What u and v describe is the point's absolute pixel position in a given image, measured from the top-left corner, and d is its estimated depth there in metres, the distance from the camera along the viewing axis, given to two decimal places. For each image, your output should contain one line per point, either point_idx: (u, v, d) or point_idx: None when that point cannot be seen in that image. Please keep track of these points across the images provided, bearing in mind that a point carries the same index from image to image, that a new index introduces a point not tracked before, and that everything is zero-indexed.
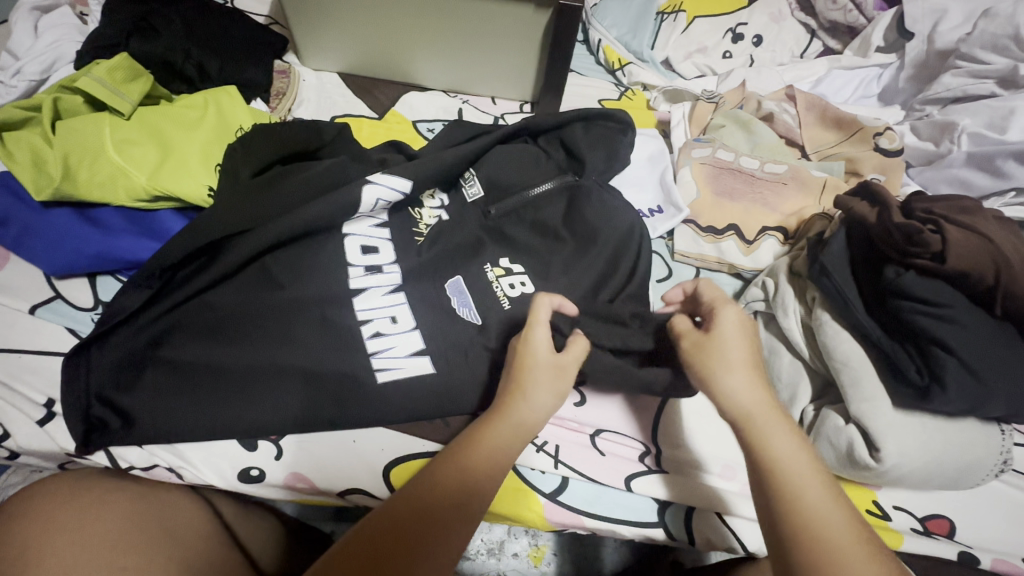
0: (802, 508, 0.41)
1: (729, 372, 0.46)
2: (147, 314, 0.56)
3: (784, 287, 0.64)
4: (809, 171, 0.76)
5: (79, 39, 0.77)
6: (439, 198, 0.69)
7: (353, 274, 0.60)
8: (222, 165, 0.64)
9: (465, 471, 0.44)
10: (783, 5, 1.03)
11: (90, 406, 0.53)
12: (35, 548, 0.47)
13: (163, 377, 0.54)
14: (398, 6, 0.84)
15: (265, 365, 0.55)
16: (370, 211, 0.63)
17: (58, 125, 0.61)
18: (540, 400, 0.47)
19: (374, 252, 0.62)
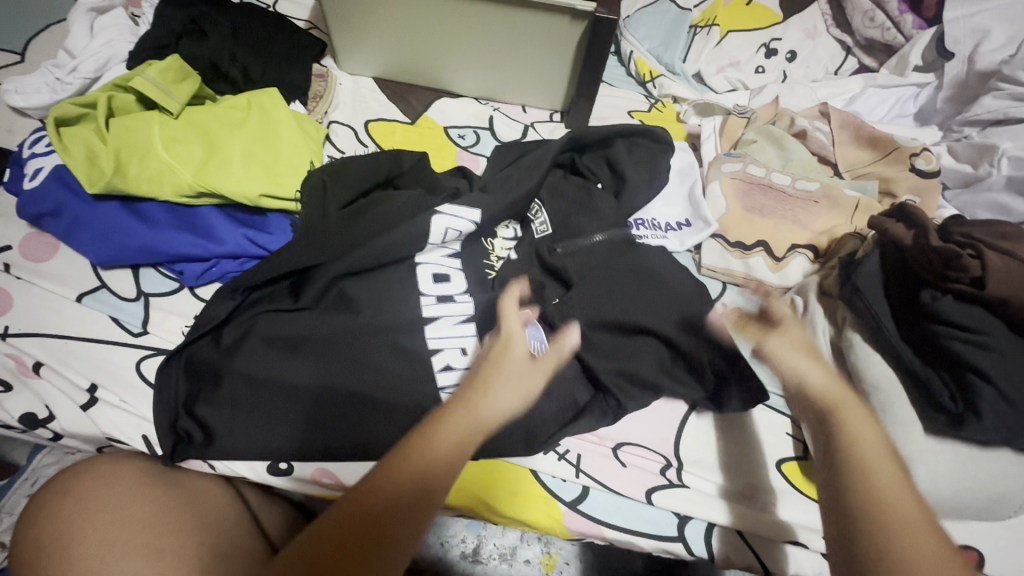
0: (872, 483, 0.43)
1: (804, 360, 0.51)
2: (226, 328, 0.59)
3: (813, 305, 0.64)
4: (841, 190, 0.76)
5: (131, 41, 0.80)
6: (513, 229, 0.73)
7: (425, 303, 0.62)
8: (302, 193, 0.67)
9: (389, 483, 0.42)
10: (818, 21, 1.03)
11: (178, 418, 0.55)
12: (79, 527, 0.48)
13: (241, 392, 0.56)
14: (436, 14, 0.86)
15: (336, 389, 0.57)
16: (439, 240, 0.66)
17: (112, 122, 0.64)
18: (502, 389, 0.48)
19: (445, 281, 0.65)
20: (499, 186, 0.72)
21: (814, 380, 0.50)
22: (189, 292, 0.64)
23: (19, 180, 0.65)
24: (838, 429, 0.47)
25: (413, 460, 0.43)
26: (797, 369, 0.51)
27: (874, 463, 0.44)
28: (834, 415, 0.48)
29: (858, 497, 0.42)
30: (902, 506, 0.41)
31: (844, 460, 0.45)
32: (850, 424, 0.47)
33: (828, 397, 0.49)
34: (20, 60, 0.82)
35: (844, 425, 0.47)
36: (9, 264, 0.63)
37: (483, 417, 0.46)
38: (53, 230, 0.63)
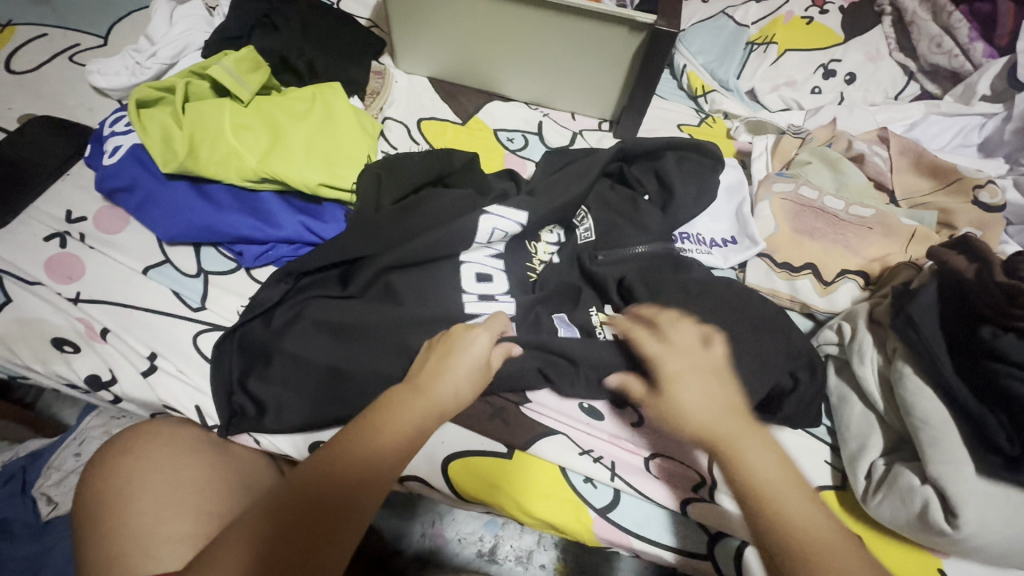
0: (786, 523, 0.43)
1: (682, 385, 0.50)
2: (279, 309, 0.62)
3: (863, 333, 0.63)
4: (897, 218, 0.74)
5: (206, 30, 0.84)
6: (556, 234, 0.74)
7: (467, 299, 0.64)
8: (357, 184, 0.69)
9: (370, 458, 0.45)
10: (881, 44, 1.01)
11: (232, 393, 0.58)
12: (138, 483, 0.51)
13: (290, 371, 0.58)
14: (496, 17, 0.88)
15: (380, 376, 0.58)
16: (485, 239, 0.67)
17: (187, 107, 0.67)
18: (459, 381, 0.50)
19: (488, 280, 0.66)
20: (548, 188, 0.73)
21: (694, 407, 0.49)
22: (245, 273, 0.67)
23: (99, 156, 0.69)
24: (729, 461, 0.46)
25: (389, 436, 0.47)
26: (676, 398, 0.50)
27: (786, 502, 0.44)
28: (718, 449, 0.47)
29: (767, 526, 0.43)
30: (828, 553, 0.42)
31: (746, 494, 0.44)
32: (746, 461, 0.45)
33: (704, 425, 0.48)
34: (103, 43, 0.87)
35: (732, 456, 0.46)
36: (84, 234, 0.67)
37: (442, 403, 0.49)
38: (125, 204, 0.67)
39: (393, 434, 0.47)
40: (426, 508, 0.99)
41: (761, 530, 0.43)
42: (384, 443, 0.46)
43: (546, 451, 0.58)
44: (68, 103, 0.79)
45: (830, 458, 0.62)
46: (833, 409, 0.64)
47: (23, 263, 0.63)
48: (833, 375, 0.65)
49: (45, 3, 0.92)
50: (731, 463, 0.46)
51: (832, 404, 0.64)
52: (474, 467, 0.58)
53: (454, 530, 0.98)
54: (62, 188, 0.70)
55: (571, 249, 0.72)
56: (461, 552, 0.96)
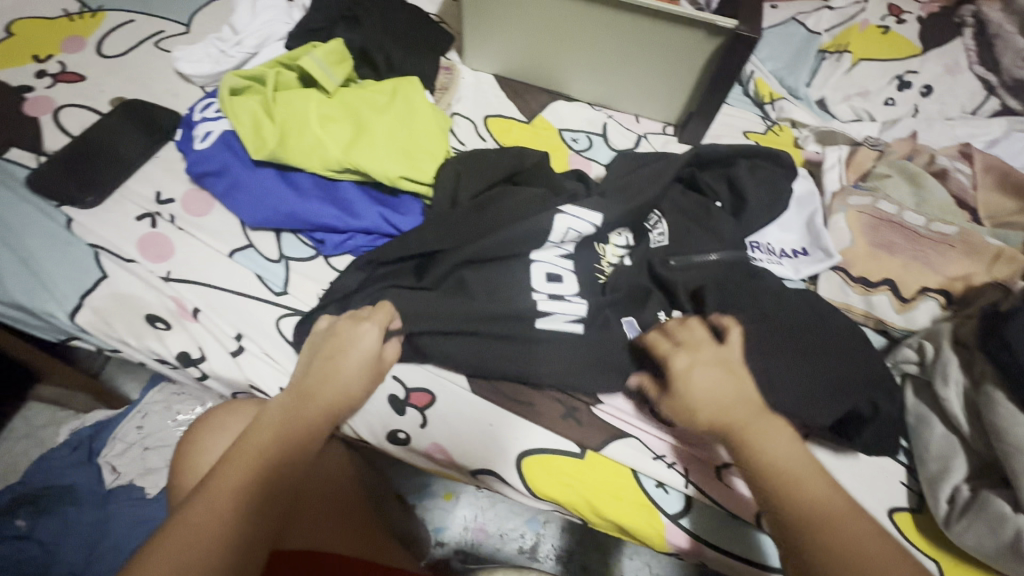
0: (810, 502, 0.44)
1: (700, 371, 0.51)
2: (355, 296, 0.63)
3: (948, 354, 0.61)
4: (982, 237, 0.72)
5: (287, 21, 0.86)
6: (624, 237, 0.73)
7: (538, 298, 0.62)
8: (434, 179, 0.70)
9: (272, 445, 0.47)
10: (961, 57, 0.98)
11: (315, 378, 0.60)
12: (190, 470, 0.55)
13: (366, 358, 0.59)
14: (569, 17, 0.87)
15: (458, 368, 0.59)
16: (560, 239, 0.66)
17: (276, 96, 0.69)
18: (346, 374, 0.53)
19: (558, 281, 0.65)
20: (621, 189, 0.72)
21: (705, 395, 0.50)
22: (324, 260, 0.68)
23: (189, 141, 0.72)
24: (748, 451, 0.48)
25: (288, 428, 0.49)
26: (689, 382, 0.51)
27: (801, 477, 0.46)
28: (739, 437, 0.49)
29: (791, 512, 0.44)
30: (841, 520, 0.44)
31: (769, 478, 0.46)
32: (763, 447, 0.47)
33: (716, 418, 0.50)
34: (186, 30, 0.90)
35: (748, 445, 0.48)
36: (173, 216, 0.69)
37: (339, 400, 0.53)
38: (213, 188, 0.69)
39: (295, 426, 0.49)
40: (469, 501, 1.00)
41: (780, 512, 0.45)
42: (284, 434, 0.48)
43: (620, 454, 0.58)
44: (155, 88, 0.82)
45: (905, 478, 0.61)
46: (910, 430, 0.62)
47: (118, 241, 0.66)
48: (911, 395, 0.63)
49: None
50: (750, 450, 0.47)
51: (909, 425, 0.63)
52: (549, 464, 0.58)
53: (495, 526, 0.98)
54: (152, 170, 0.72)
55: (642, 251, 0.71)
56: (501, 548, 0.97)
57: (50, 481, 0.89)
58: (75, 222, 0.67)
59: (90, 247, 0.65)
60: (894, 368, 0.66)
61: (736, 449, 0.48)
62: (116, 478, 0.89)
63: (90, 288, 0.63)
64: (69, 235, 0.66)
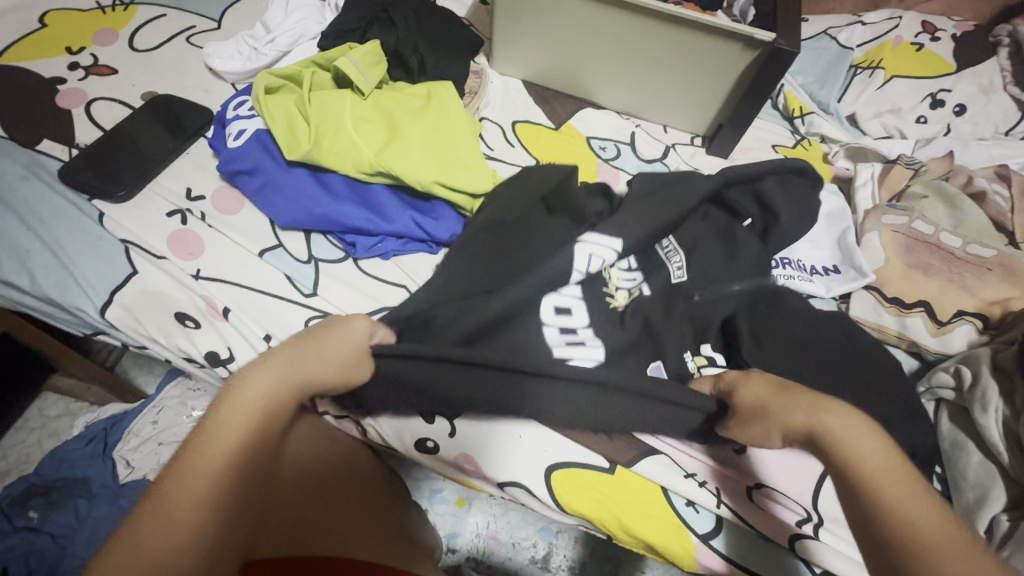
0: (897, 508, 0.38)
1: (745, 385, 0.49)
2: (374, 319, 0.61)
3: (987, 380, 0.60)
4: (1021, 261, 0.70)
5: (320, 21, 0.86)
6: (627, 260, 0.70)
7: (553, 339, 0.63)
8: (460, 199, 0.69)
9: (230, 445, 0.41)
10: (996, 77, 0.97)
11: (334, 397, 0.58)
12: None
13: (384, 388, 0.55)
14: (603, 23, 0.86)
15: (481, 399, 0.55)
16: (583, 267, 0.65)
17: (311, 96, 0.69)
18: (318, 365, 0.47)
19: (567, 313, 0.65)
20: (639, 210, 0.69)
21: (763, 402, 0.47)
22: (355, 263, 0.68)
23: (222, 138, 0.71)
24: (828, 451, 0.41)
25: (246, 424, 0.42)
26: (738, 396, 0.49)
27: (890, 480, 0.39)
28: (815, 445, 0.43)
29: (880, 516, 0.38)
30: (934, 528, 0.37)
31: (856, 482, 0.40)
32: (853, 448, 0.41)
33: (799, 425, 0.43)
34: (217, 26, 0.90)
35: (832, 446, 0.41)
36: (204, 213, 0.68)
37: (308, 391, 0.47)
38: (245, 186, 0.68)
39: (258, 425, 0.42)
40: (481, 508, 0.99)
41: (870, 522, 0.38)
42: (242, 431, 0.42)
43: (651, 470, 0.57)
44: (186, 83, 0.82)
45: None
46: (944, 455, 0.62)
47: (149, 237, 0.65)
48: (946, 420, 0.63)
49: None
50: (835, 451, 0.41)
51: (943, 449, 0.62)
52: (578, 479, 0.57)
53: (508, 534, 0.97)
54: (183, 166, 0.72)
55: (658, 283, 0.69)
56: (513, 557, 0.96)
57: (63, 474, 0.88)
58: (106, 215, 0.66)
59: (120, 242, 0.64)
60: (928, 393, 0.65)
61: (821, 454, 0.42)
62: (129, 473, 0.88)
63: (120, 284, 0.62)
64: (99, 229, 0.65)
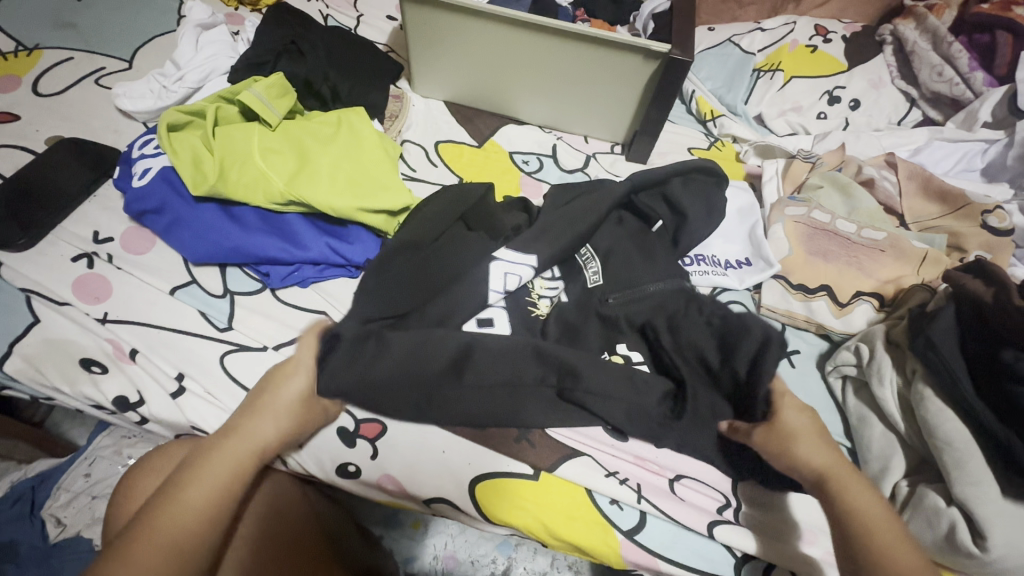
0: (877, 548, 0.46)
1: (797, 437, 0.51)
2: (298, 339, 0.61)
3: (881, 355, 0.63)
4: (909, 241, 0.75)
5: (231, 56, 0.86)
6: (553, 271, 0.72)
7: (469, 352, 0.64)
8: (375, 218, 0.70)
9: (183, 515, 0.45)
10: (883, 73, 1.04)
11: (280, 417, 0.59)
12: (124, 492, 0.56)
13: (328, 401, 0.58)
14: (510, 43, 0.89)
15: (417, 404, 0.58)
16: (500, 287, 0.66)
17: (216, 131, 0.69)
18: (271, 419, 0.52)
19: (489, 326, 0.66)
20: (551, 225, 0.71)
21: (812, 459, 0.50)
22: (271, 293, 0.67)
23: (128, 179, 0.71)
24: (841, 499, 0.48)
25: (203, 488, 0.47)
26: (790, 446, 0.50)
27: (879, 520, 0.47)
28: (831, 486, 0.49)
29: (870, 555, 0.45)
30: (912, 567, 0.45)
31: (854, 528, 0.47)
32: (860, 498, 0.48)
33: (822, 472, 0.49)
34: (128, 67, 0.89)
35: (844, 489, 0.48)
36: (111, 255, 0.67)
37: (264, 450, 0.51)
38: (154, 225, 0.68)
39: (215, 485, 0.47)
40: (438, 529, 0.97)
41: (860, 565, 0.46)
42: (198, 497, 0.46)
43: (572, 473, 0.59)
44: (94, 125, 0.81)
45: None
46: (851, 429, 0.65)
47: (51, 283, 0.64)
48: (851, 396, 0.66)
49: (70, 26, 0.93)
50: (841, 497, 0.48)
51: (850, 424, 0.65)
52: (502, 488, 0.58)
53: (466, 553, 0.96)
54: (89, 209, 0.71)
55: (577, 290, 0.70)
56: None
57: None
58: (6, 266, 0.65)
59: (20, 292, 0.63)
60: (834, 371, 0.68)
61: (833, 496, 0.49)
62: (61, 531, 0.83)
63: (20, 335, 0.60)
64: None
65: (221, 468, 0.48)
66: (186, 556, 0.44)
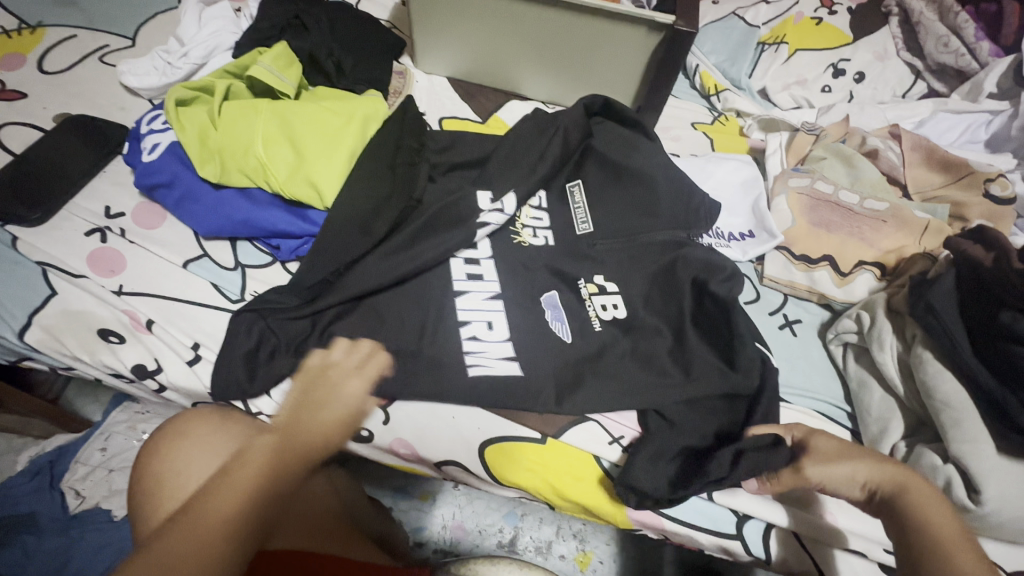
0: (932, 523, 0.49)
1: (845, 458, 0.54)
2: (313, 287, 0.63)
3: (881, 321, 0.65)
4: (912, 211, 0.76)
5: (234, 31, 0.86)
6: (540, 234, 0.71)
7: (456, 276, 0.66)
8: (360, 217, 0.66)
9: (228, 494, 0.51)
10: (889, 44, 1.03)
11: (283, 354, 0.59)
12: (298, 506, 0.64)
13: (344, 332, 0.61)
14: (514, 19, 0.89)
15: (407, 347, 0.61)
16: (495, 220, 0.69)
17: (221, 107, 0.69)
18: (332, 409, 0.58)
19: (478, 277, 0.67)
20: (517, 161, 0.74)
21: (863, 470, 0.53)
22: (281, 266, 0.69)
23: (137, 154, 0.71)
24: (913, 509, 0.50)
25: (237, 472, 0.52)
26: (851, 473, 0.53)
27: (944, 524, 0.49)
28: (902, 496, 0.51)
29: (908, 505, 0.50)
30: (943, 522, 0.49)
31: (893, 508, 0.51)
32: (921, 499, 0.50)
33: (875, 483, 0.53)
34: (131, 44, 0.89)
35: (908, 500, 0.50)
36: (124, 229, 0.68)
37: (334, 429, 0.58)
38: (165, 199, 0.69)
39: (252, 485, 0.52)
40: (445, 500, 0.99)
41: (909, 529, 0.49)
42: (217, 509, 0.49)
43: (578, 439, 0.60)
44: (101, 102, 0.81)
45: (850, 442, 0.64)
46: (852, 395, 0.66)
47: (66, 257, 0.65)
48: (852, 362, 0.67)
49: (70, 4, 0.93)
50: (914, 512, 0.50)
51: (851, 390, 0.66)
52: (509, 452, 0.60)
53: (473, 522, 0.98)
54: (101, 185, 0.72)
55: (562, 234, 0.72)
56: (480, 544, 0.97)
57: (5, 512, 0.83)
58: (20, 239, 0.66)
59: (36, 264, 0.64)
60: (835, 339, 0.69)
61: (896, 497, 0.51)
62: (79, 503, 0.84)
63: (39, 306, 0.62)
64: (15, 254, 0.65)
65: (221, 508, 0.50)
66: (225, 528, 0.49)
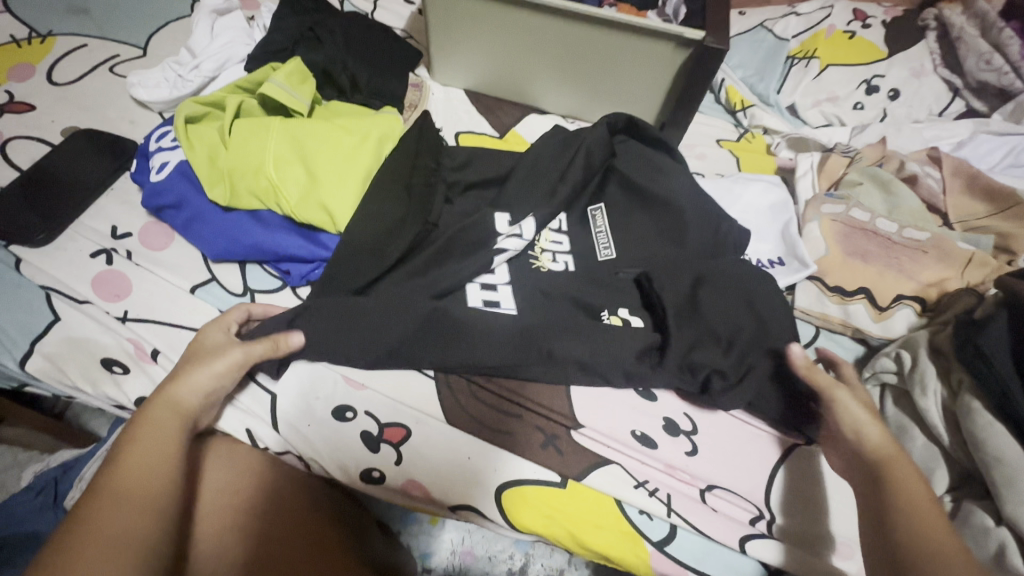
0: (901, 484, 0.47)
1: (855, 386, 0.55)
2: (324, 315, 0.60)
3: (925, 363, 0.61)
4: (954, 242, 0.71)
5: (247, 42, 0.84)
6: (560, 261, 0.69)
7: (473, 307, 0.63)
8: (371, 241, 0.63)
9: (128, 486, 0.43)
10: (926, 60, 0.99)
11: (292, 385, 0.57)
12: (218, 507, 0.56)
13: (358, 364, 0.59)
14: (535, 31, 0.86)
15: None
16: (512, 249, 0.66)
17: (232, 126, 0.66)
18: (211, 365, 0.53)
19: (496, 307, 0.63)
20: (535, 182, 0.71)
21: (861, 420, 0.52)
22: (292, 291, 0.66)
23: (145, 172, 0.69)
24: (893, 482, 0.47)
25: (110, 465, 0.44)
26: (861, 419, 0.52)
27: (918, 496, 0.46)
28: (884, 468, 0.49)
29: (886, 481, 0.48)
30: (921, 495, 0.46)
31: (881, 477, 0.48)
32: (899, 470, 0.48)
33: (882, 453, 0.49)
34: (142, 54, 0.87)
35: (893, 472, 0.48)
36: (130, 251, 0.66)
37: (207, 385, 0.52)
38: (173, 221, 0.67)
39: (141, 463, 0.45)
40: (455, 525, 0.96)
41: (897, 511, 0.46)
42: (124, 480, 0.44)
43: (600, 483, 0.58)
44: (110, 116, 0.79)
45: None
46: None
47: (70, 280, 0.63)
48: (891, 405, 0.63)
49: (82, 12, 0.91)
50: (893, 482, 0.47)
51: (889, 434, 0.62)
52: (527, 496, 0.58)
53: (483, 549, 0.95)
54: (107, 203, 0.69)
55: (585, 262, 0.69)
56: (490, 571, 0.94)
57: None
58: (24, 261, 0.64)
59: (41, 288, 0.63)
60: (872, 378, 0.65)
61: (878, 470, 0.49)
62: None
63: (42, 332, 0.60)
64: (19, 277, 0.63)
65: (138, 484, 0.44)
66: (149, 503, 0.44)
